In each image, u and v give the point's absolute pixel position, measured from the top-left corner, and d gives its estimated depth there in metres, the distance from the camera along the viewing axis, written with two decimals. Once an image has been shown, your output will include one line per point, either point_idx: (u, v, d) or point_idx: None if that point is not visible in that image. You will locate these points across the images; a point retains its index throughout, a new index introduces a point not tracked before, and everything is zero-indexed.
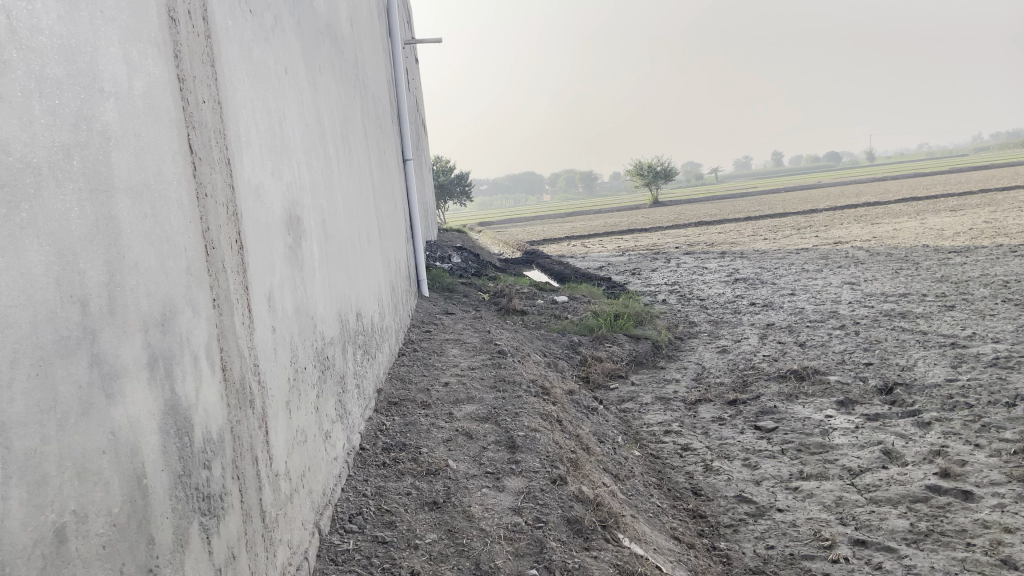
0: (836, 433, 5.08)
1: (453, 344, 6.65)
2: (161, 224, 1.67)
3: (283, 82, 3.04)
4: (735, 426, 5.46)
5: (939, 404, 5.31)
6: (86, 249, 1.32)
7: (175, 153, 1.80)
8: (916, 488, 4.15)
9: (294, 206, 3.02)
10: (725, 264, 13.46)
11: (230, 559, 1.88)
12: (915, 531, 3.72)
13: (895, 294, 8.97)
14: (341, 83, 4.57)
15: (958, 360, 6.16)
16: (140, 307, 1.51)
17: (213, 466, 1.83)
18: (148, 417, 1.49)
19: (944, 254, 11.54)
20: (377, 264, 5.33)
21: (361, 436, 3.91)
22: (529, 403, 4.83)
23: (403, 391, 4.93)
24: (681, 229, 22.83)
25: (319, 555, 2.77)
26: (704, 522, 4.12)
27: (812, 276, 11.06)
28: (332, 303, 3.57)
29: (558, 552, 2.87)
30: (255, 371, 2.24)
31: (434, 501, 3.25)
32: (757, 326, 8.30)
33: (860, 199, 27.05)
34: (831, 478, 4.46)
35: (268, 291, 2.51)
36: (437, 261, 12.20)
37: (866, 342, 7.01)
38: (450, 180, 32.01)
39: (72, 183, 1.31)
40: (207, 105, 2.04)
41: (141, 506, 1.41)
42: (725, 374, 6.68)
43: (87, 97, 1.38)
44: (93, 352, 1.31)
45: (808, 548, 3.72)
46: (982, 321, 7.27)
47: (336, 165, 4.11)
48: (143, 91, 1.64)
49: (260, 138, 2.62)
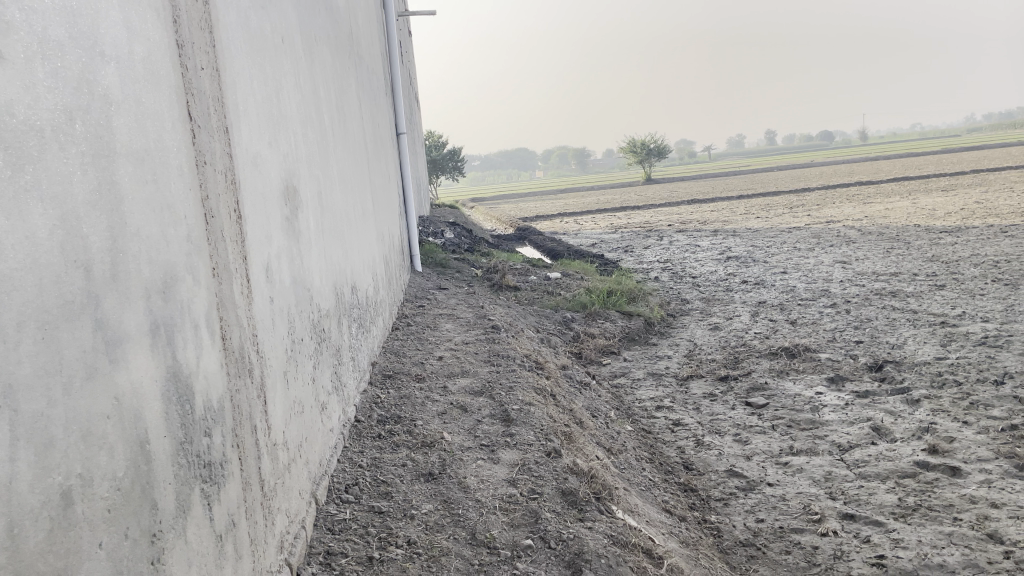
0: (826, 409, 5.13)
1: (447, 319, 6.67)
2: (162, 191, 1.66)
3: (279, 50, 3.01)
4: (726, 402, 5.50)
5: (928, 381, 5.36)
6: (89, 214, 1.32)
7: (174, 119, 1.79)
8: (905, 464, 4.21)
9: (291, 176, 3.01)
10: (718, 242, 13.50)
11: (231, 526, 1.90)
12: (903, 506, 3.77)
13: (886, 274, 9.01)
14: (337, 54, 4.53)
15: (947, 339, 6.21)
16: (142, 273, 1.51)
17: (214, 434, 1.84)
18: (151, 383, 1.50)
19: (936, 234, 11.60)
20: (371, 238, 5.32)
21: (357, 408, 3.94)
22: (523, 377, 4.86)
23: (397, 364, 4.95)
24: (674, 207, 22.86)
25: (317, 524, 2.79)
26: (695, 495, 4.16)
27: (804, 254, 11.11)
28: (328, 276, 3.56)
29: (552, 522, 2.90)
30: (253, 340, 2.25)
31: (430, 472, 3.27)
32: (748, 303, 8.35)
33: (854, 178, 27.05)
34: (820, 453, 4.51)
35: (266, 262, 2.51)
36: (430, 236, 12.18)
37: (857, 321, 7.07)
38: (443, 156, 31.85)
39: (75, 147, 1.31)
40: (205, 72, 2.02)
41: (145, 472, 1.42)
42: (716, 351, 6.72)
43: (89, 60, 1.37)
44: (97, 317, 1.31)
45: (797, 522, 3.77)
46: (972, 300, 7.32)
47: (332, 136, 4.08)
48: (144, 57, 1.63)
49: (258, 107, 2.60)
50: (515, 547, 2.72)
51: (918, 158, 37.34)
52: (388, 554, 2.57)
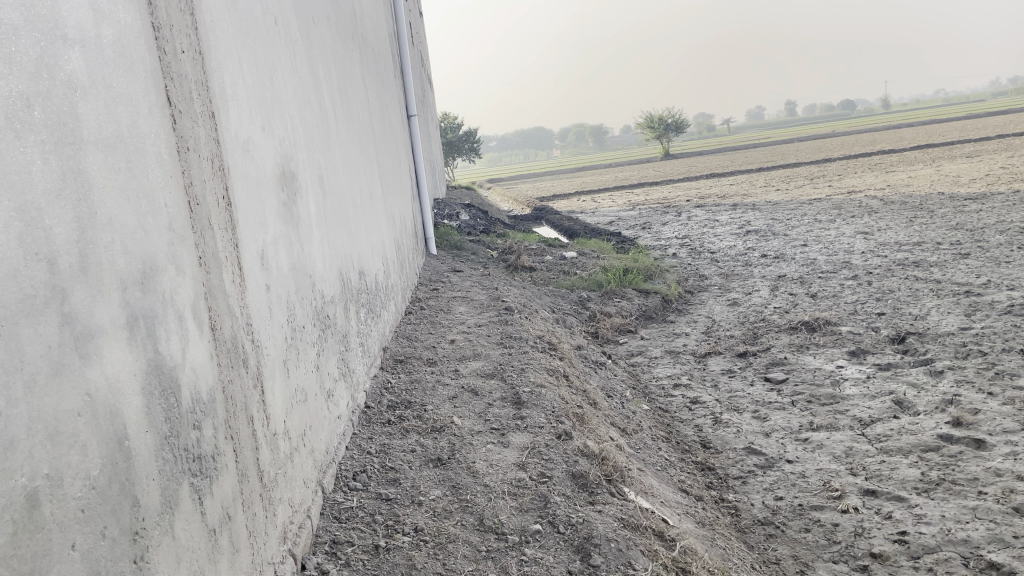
0: (847, 383, 5.03)
1: (461, 301, 6.62)
2: (137, 178, 1.61)
3: (272, 33, 2.94)
4: (745, 378, 5.43)
5: (952, 352, 5.23)
6: (51, 205, 1.27)
7: (151, 105, 1.74)
8: (928, 437, 4.11)
9: (288, 160, 2.95)
10: (737, 216, 13.33)
11: (225, 519, 1.86)
12: (926, 481, 3.69)
13: (909, 243, 8.82)
14: (338, 36, 4.45)
15: (972, 308, 6.07)
16: (116, 263, 1.46)
17: (204, 426, 1.80)
18: (129, 377, 1.45)
19: (960, 202, 11.36)
20: (380, 222, 5.26)
21: (366, 394, 3.90)
22: (536, 358, 4.80)
23: (409, 349, 4.92)
24: (693, 182, 22.60)
25: (323, 512, 2.76)
26: (712, 474, 4.10)
27: (826, 226, 10.94)
28: (332, 261, 3.52)
29: (562, 506, 2.85)
30: (248, 329, 2.20)
31: (438, 458, 3.23)
32: (768, 277, 8.22)
33: (877, 147, 26.58)
34: (841, 428, 4.42)
35: (261, 248, 2.47)
36: (446, 219, 12.11)
37: (879, 292, 6.93)
38: (459, 137, 31.63)
39: (34, 135, 1.26)
40: (187, 55, 1.97)
41: (123, 470, 1.38)
42: (735, 327, 6.63)
43: (47, 44, 1.32)
44: (64, 311, 1.27)
45: (817, 499, 3.70)
46: (998, 268, 7.14)
47: (334, 120, 4.03)
48: (114, 41, 1.57)
49: (249, 92, 2.56)
50: (523, 532, 2.67)
51: (942, 125, 36.61)
52: (394, 542, 2.54)
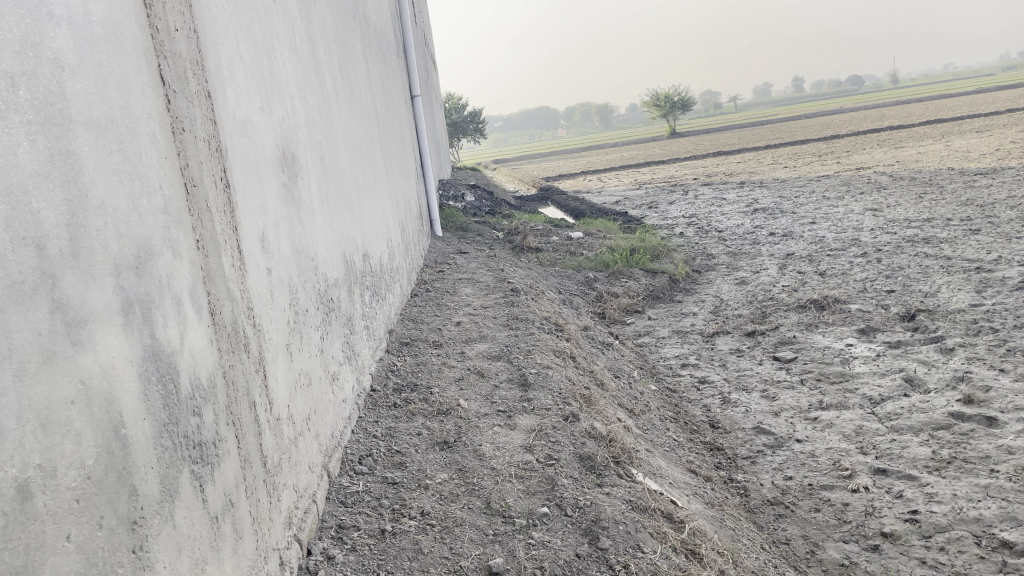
0: (857, 362, 4.97)
1: (466, 283, 6.58)
2: (130, 161, 1.57)
3: (270, 11, 2.88)
4: (753, 358, 5.38)
5: (963, 329, 5.17)
6: (39, 187, 1.24)
7: (144, 85, 1.69)
8: (939, 415, 4.07)
9: (288, 142, 2.90)
10: (744, 194, 13.22)
11: (229, 505, 1.84)
12: (937, 459, 3.65)
13: (919, 220, 8.72)
14: (338, 15, 4.38)
15: (983, 284, 6.00)
16: (110, 248, 1.42)
17: (204, 413, 1.77)
18: (125, 364, 1.42)
19: (971, 177, 11.25)
20: (384, 203, 5.21)
21: (372, 377, 3.88)
22: (542, 340, 4.76)
23: (415, 331, 4.89)
24: (699, 161, 22.44)
25: (330, 497, 2.75)
26: (721, 454, 4.08)
27: (834, 203, 10.84)
28: (335, 245, 3.49)
29: (569, 488, 2.82)
30: (249, 314, 2.17)
31: (445, 441, 3.21)
32: (776, 256, 8.14)
33: (886, 123, 26.29)
34: (851, 407, 4.38)
35: (262, 232, 2.43)
36: (451, 200, 12.04)
37: (888, 269, 6.86)
38: (464, 118, 31.42)
39: (20, 115, 1.22)
40: (180, 33, 1.92)
41: (120, 458, 1.36)
42: (743, 306, 6.57)
43: (33, 20, 1.27)
44: (55, 296, 1.24)
45: (828, 478, 3.67)
46: (1009, 243, 7.04)
47: (335, 101, 3.96)
48: (103, 19, 1.52)
49: (247, 71, 2.50)
50: (530, 515, 2.64)
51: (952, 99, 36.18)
52: (400, 527, 2.53)
